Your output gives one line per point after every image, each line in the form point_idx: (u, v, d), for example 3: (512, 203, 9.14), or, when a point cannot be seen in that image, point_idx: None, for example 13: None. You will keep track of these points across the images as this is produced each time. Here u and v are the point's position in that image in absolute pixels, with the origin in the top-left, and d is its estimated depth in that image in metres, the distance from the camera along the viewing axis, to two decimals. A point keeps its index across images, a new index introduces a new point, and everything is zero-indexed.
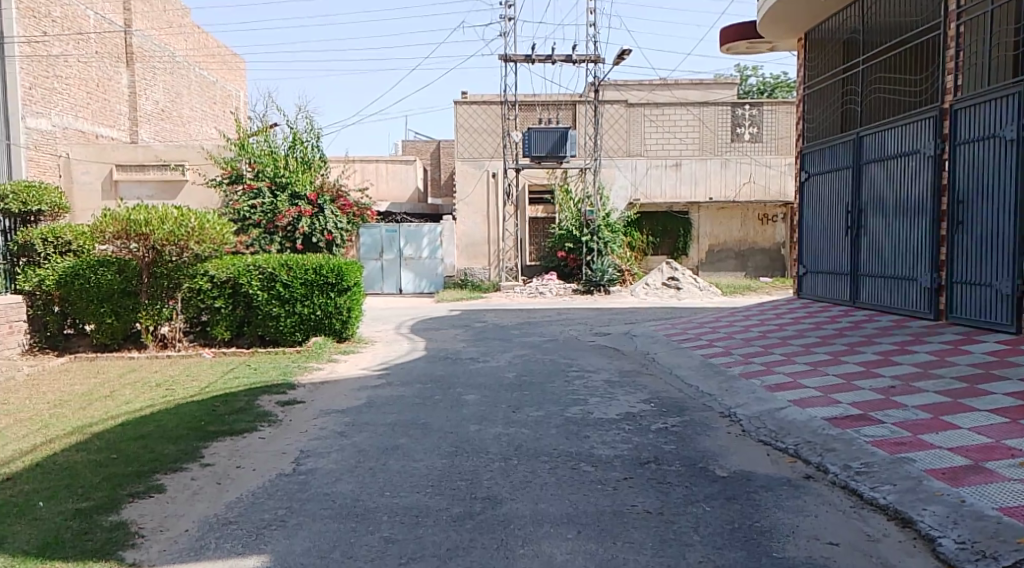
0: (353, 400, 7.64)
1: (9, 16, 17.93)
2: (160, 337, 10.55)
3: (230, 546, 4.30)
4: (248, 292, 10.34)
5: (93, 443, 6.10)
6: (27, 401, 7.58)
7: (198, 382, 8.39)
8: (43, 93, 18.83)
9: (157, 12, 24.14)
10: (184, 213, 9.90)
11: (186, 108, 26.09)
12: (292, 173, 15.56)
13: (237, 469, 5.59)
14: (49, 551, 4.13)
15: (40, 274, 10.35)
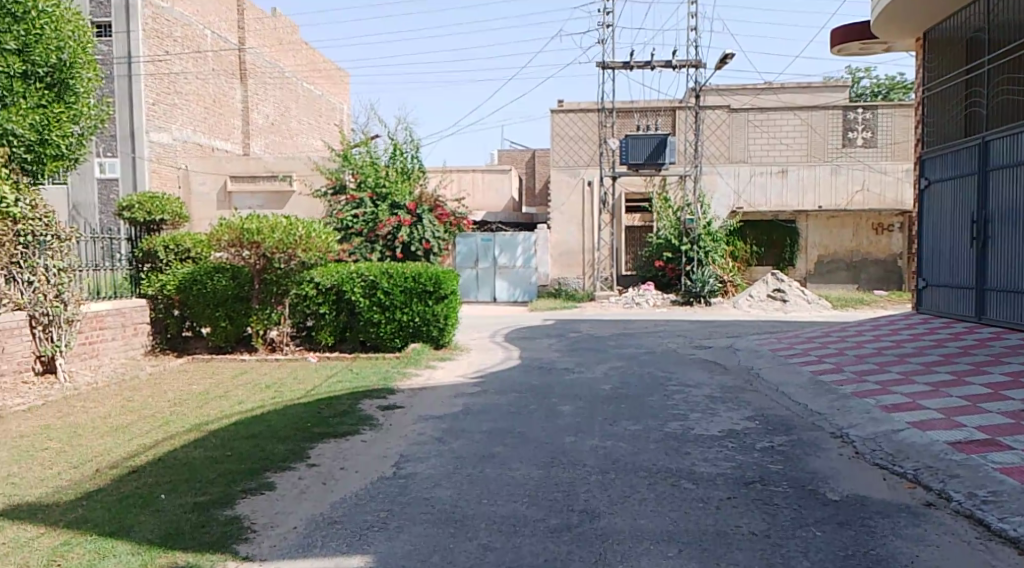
0: (450, 407, 7.72)
1: (136, 37, 19.19)
2: (269, 340, 11.01)
3: (334, 545, 4.40)
4: (351, 298, 10.65)
5: (209, 440, 6.41)
6: (151, 398, 8.09)
7: (305, 384, 8.70)
8: (165, 109, 20.13)
9: (269, 30, 25.43)
10: (292, 222, 10.30)
11: (295, 122, 27.32)
12: (393, 184, 15.85)
13: (340, 470, 5.74)
14: (169, 541, 4.34)
15: (161, 279, 11.04)
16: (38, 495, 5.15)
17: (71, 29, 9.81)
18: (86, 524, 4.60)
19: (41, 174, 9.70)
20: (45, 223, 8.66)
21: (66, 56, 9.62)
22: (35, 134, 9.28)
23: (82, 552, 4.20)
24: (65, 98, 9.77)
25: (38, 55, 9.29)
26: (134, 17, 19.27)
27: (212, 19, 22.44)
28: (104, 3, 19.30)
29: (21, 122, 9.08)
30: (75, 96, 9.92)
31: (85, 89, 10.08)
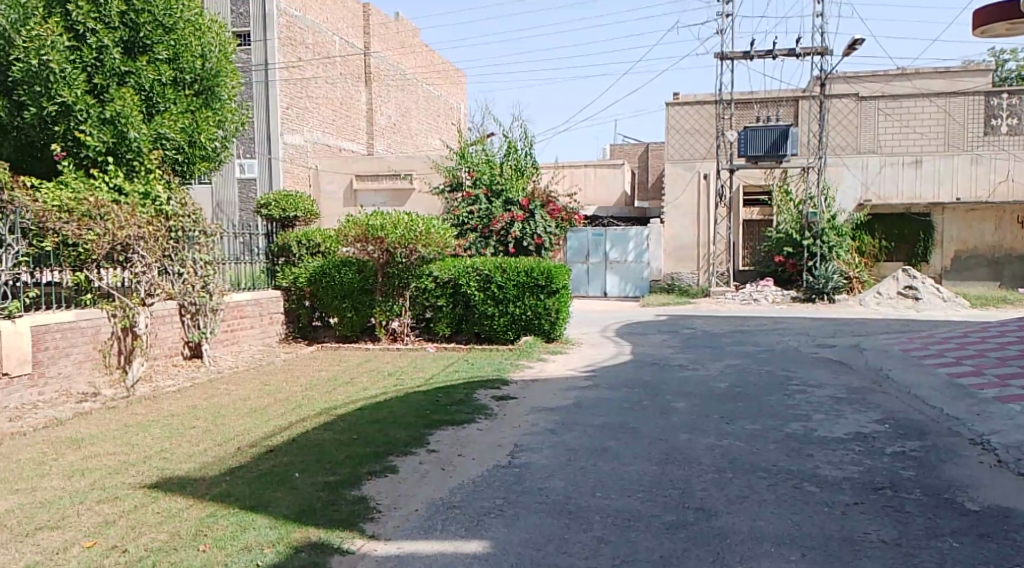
0: (563, 399, 7.82)
1: (272, 45, 20.40)
2: (391, 330, 11.50)
3: (454, 529, 4.60)
4: (466, 292, 10.96)
5: (337, 423, 6.82)
6: (286, 382, 8.67)
7: (423, 374, 9.04)
8: (297, 112, 21.28)
9: (392, 34, 26.40)
10: (413, 219, 10.72)
11: (415, 122, 28.23)
12: (507, 180, 16.06)
13: (458, 457, 5.95)
14: (305, 517, 4.67)
15: (295, 272, 11.81)
16: (190, 469, 5.65)
17: (215, 39, 10.63)
18: (231, 498, 5.02)
19: (190, 174, 10.51)
20: (193, 220, 9.38)
21: (211, 65, 10.39)
22: (185, 137, 9.95)
23: (229, 523, 4.59)
24: (211, 103, 10.54)
25: (186, 63, 10.02)
26: (270, 26, 20.49)
27: (339, 24, 23.55)
28: (244, 15, 20.66)
29: (172, 126, 9.74)
30: (220, 102, 10.71)
31: (228, 96, 10.89)
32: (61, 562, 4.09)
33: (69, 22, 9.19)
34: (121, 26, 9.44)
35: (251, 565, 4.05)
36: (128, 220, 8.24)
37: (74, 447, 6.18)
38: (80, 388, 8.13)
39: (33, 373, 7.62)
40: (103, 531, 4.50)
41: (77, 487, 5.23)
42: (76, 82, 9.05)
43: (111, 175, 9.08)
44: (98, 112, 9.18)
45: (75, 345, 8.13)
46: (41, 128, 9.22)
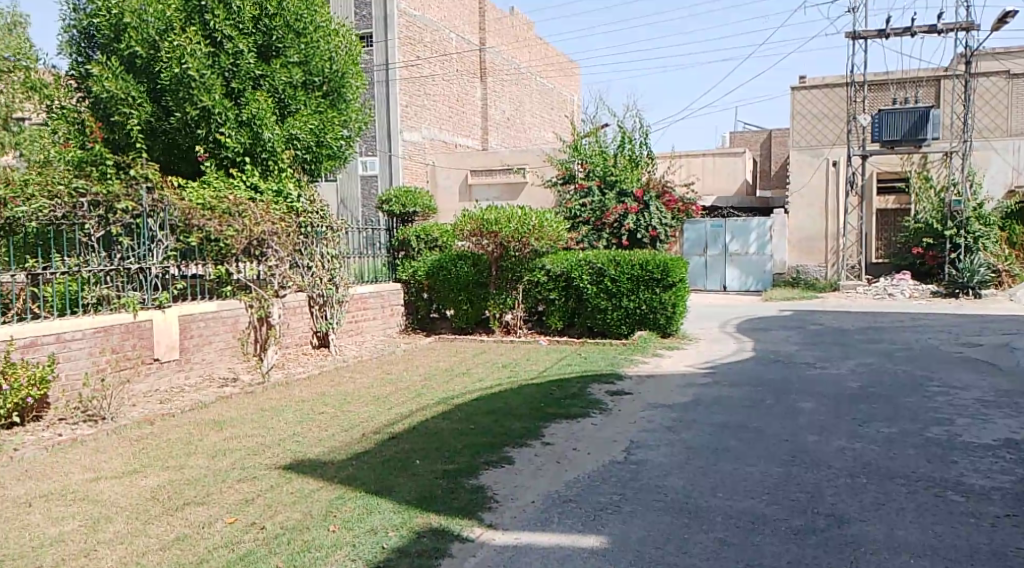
0: (681, 396, 7.65)
1: (393, 45, 21.08)
2: (504, 323, 11.59)
3: (571, 523, 4.59)
4: (579, 285, 10.91)
5: (455, 413, 6.97)
6: (406, 372, 8.97)
7: (537, 366, 9.09)
8: (415, 110, 21.89)
9: (507, 28, 26.62)
10: (526, 213, 10.83)
11: (528, 115, 28.41)
12: (621, 172, 15.67)
13: (574, 451, 5.93)
14: (426, 504, 4.80)
15: (414, 265, 12.18)
16: (319, 452, 5.95)
17: (342, 42, 11.15)
18: (357, 482, 5.24)
19: (318, 172, 11.09)
20: (321, 216, 9.92)
21: (337, 67, 10.93)
22: (314, 137, 10.49)
23: (356, 506, 4.79)
24: (336, 104, 11.10)
25: (316, 66, 10.58)
26: (391, 27, 21.17)
27: (456, 22, 24.02)
28: (367, 17, 21.47)
29: (303, 127, 10.25)
30: (345, 103, 11.26)
31: (353, 96, 11.40)
32: (207, 535, 4.40)
33: (208, 31, 9.77)
34: (256, 31, 10.00)
35: (377, 546, 4.21)
36: (264, 216, 8.79)
37: (216, 429, 6.64)
38: (221, 373, 8.71)
39: (181, 359, 8.24)
40: (243, 509, 4.81)
41: (219, 467, 5.61)
42: (214, 87, 9.56)
43: (248, 175, 9.69)
44: (235, 114, 9.74)
45: (216, 334, 8.72)
46: (185, 131, 9.85)
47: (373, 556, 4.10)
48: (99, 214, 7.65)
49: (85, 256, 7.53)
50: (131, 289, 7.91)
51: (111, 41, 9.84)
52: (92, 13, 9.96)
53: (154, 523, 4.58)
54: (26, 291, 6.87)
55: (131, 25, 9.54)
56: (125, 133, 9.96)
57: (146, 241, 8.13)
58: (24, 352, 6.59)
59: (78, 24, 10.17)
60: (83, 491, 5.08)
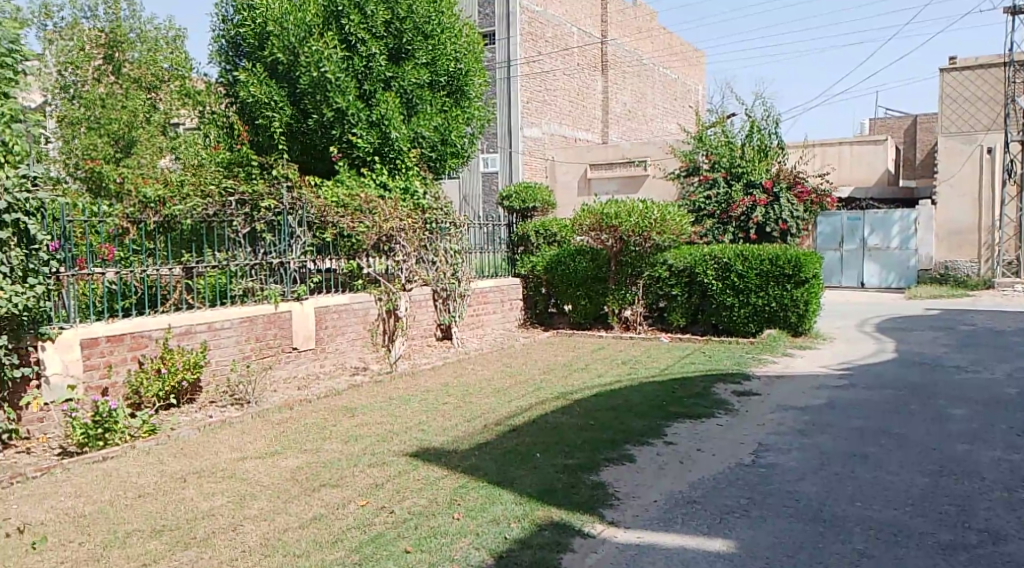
0: (813, 398, 7.28)
1: (515, 42, 21.29)
2: (624, 318, 11.50)
3: (695, 525, 4.48)
4: (704, 281, 10.60)
5: (575, 408, 6.97)
6: (526, 365, 9.07)
7: (659, 364, 8.93)
8: (536, 105, 22.03)
9: (630, 19, 26.23)
10: (648, 206, 10.64)
11: (651, 107, 27.90)
12: (749, 162, 14.66)
13: (697, 452, 5.78)
14: (547, 497, 4.83)
15: (532, 260, 12.28)
16: (443, 441, 6.12)
17: (466, 42, 11.40)
18: (480, 471, 5.34)
19: (443, 170, 11.40)
20: (444, 212, 10.20)
21: (462, 66, 11.17)
22: (439, 135, 10.82)
23: (479, 495, 4.89)
24: (460, 102, 11.39)
25: (441, 66, 10.87)
26: (513, 23, 21.37)
27: (577, 16, 23.95)
28: (490, 15, 21.82)
29: (427, 125, 10.63)
30: (468, 101, 11.51)
31: (476, 94, 11.61)
32: (341, 516, 4.63)
33: (344, 35, 10.26)
34: (387, 35, 10.44)
35: (500, 536, 4.28)
36: (392, 213, 9.16)
37: (348, 415, 6.97)
38: (353, 362, 9.13)
39: (316, 348, 8.72)
40: (373, 492, 5.02)
41: (351, 451, 5.89)
42: (348, 89, 10.02)
43: (377, 174, 10.08)
44: (366, 115, 10.15)
45: (349, 324, 9.15)
46: (321, 132, 10.33)
47: (496, 546, 4.17)
48: (246, 212, 8.19)
49: (233, 252, 8.03)
50: (273, 283, 8.39)
51: (256, 48, 10.46)
52: (239, 23, 10.65)
53: (293, 502, 4.87)
54: (181, 282, 7.44)
55: (273, 33, 10.05)
56: (268, 136, 10.57)
57: (285, 237, 8.55)
58: (180, 339, 7.18)
59: (226, 34, 10.92)
60: (231, 470, 5.48)
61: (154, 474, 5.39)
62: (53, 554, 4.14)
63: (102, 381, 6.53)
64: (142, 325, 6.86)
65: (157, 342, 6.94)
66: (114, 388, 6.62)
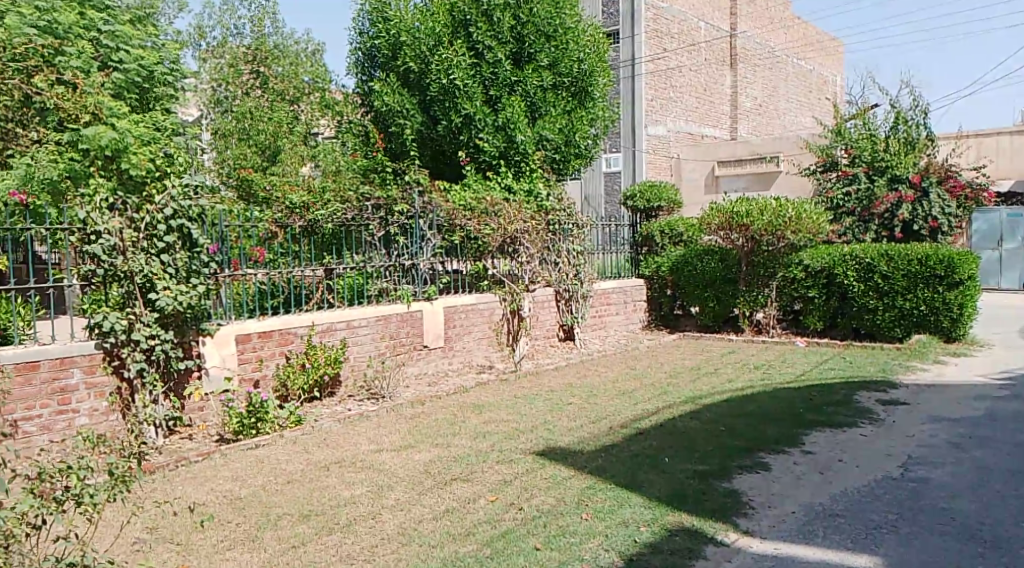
0: (969, 410, 6.72)
1: (639, 40, 21.02)
2: (755, 322, 11.10)
3: (838, 539, 4.26)
4: (843, 282, 10.04)
5: (705, 413, 6.79)
6: (652, 368, 8.93)
7: (794, 369, 8.55)
8: (661, 103, 21.65)
9: (761, 10, 25.23)
10: (782, 204, 10.22)
11: (783, 100, 26.69)
12: (893, 156, 13.56)
13: (839, 463, 5.48)
14: (678, 503, 4.74)
15: (657, 261, 12.07)
16: (570, 441, 6.13)
17: (590, 41, 11.38)
18: (608, 474, 5.32)
19: (567, 171, 11.43)
20: (568, 213, 10.25)
21: (586, 66, 11.16)
22: (563, 137, 10.87)
23: (607, 497, 4.88)
24: (584, 103, 11.36)
25: (565, 67, 10.91)
26: (637, 21, 21.10)
27: (704, 9, 23.34)
28: (614, 14, 21.69)
29: (552, 127, 10.70)
30: (593, 101, 11.47)
31: (600, 94, 11.56)
32: (472, 510, 4.75)
33: (471, 43, 10.55)
34: (511, 39, 10.61)
35: (629, 539, 4.24)
36: (516, 215, 9.46)
37: (476, 413, 7.13)
38: (478, 360, 9.33)
39: (445, 346, 8.98)
40: (503, 489, 5.11)
41: (479, 448, 6.03)
42: (475, 95, 10.29)
43: (502, 177, 10.21)
44: (493, 120, 10.37)
45: (476, 324, 9.34)
46: (450, 138, 10.63)
47: (626, 549, 4.14)
48: (381, 215, 8.55)
49: (369, 254, 8.42)
50: (405, 283, 8.71)
51: (389, 58, 10.87)
52: (374, 35, 11.09)
53: (427, 495, 5.04)
54: (322, 283, 7.89)
55: (406, 43, 10.51)
56: (400, 143, 10.95)
57: (417, 239, 8.85)
58: (322, 336, 7.61)
59: (363, 47, 11.40)
60: (369, 461, 5.74)
61: (300, 462, 5.74)
62: (214, 531, 4.50)
63: (254, 374, 7.03)
64: (289, 322, 7.33)
65: (302, 338, 7.40)
66: (264, 380, 7.11)
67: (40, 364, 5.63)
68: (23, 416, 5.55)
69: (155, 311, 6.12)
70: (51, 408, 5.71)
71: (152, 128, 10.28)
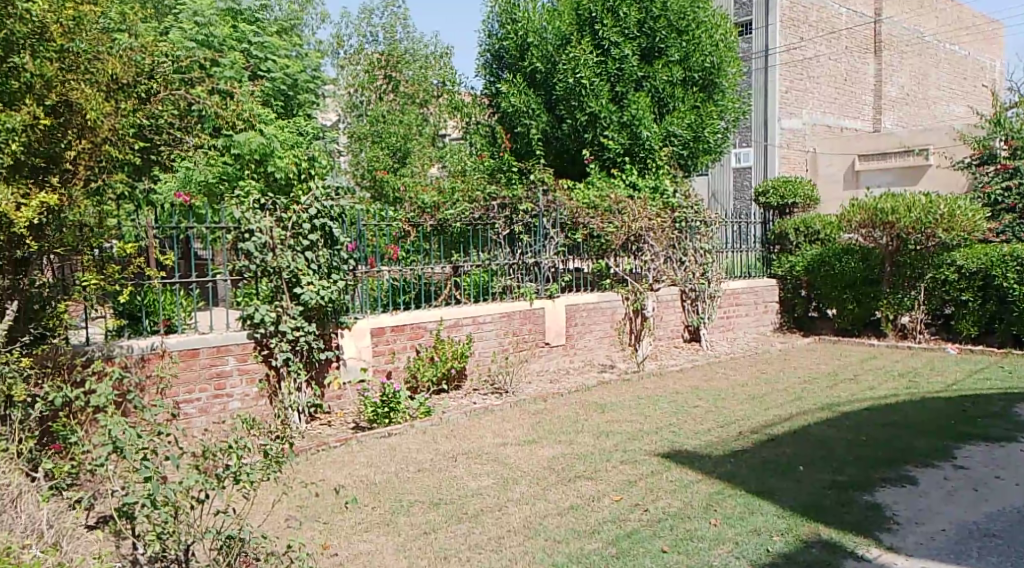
0: None
1: (774, 30, 20.17)
2: (900, 326, 10.44)
3: (997, 562, 3.94)
4: (1001, 285, 9.26)
5: (843, 421, 6.45)
6: (784, 372, 8.57)
7: (944, 378, 7.94)
8: (796, 95, 20.73)
9: None
10: (933, 200, 9.54)
11: (932, 89, 24.81)
12: None
13: (996, 480, 5.06)
14: (814, 513, 4.54)
15: (791, 260, 11.54)
16: (697, 445, 6.00)
17: (721, 33, 11.05)
18: (737, 480, 5.17)
19: (695, 167, 11.16)
20: (695, 210, 10.03)
21: (717, 59, 10.83)
22: (691, 132, 10.61)
23: (737, 504, 4.74)
24: (713, 96, 11.03)
25: (696, 62, 10.63)
26: (772, 10, 20.27)
27: None
28: (747, 4, 20.92)
29: (680, 123, 10.48)
30: (722, 94, 11.10)
31: (730, 86, 11.17)
32: (597, 509, 4.75)
33: (597, 40, 10.51)
34: (640, 35, 10.49)
35: (762, 549, 4.11)
36: (640, 213, 9.31)
37: (599, 411, 7.11)
38: (600, 359, 9.31)
39: (566, 344, 9.03)
40: (628, 489, 5.08)
41: (603, 447, 6.01)
42: (601, 93, 10.26)
43: (627, 174, 10.09)
44: (619, 117, 10.29)
45: (598, 323, 9.33)
46: (575, 136, 10.65)
47: (758, 558, 4.01)
48: (506, 214, 8.69)
49: (494, 252, 8.57)
50: (529, 281, 8.80)
51: (517, 59, 11.01)
52: (503, 36, 11.23)
53: (552, 490, 5.09)
54: (450, 279, 8.17)
55: (534, 44, 10.70)
56: (526, 143, 11.06)
57: (540, 238, 8.92)
58: (450, 331, 7.84)
59: (491, 48, 11.57)
60: (495, 454, 5.87)
61: (430, 452, 5.96)
62: (353, 514, 4.75)
63: (387, 366, 7.36)
64: (420, 317, 7.61)
65: (431, 333, 7.66)
66: (396, 371, 7.44)
67: (199, 352, 6.14)
68: (185, 399, 6.07)
69: (301, 304, 6.55)
70: (209, 392, 6.21)
71: (296, 133, 10.94)
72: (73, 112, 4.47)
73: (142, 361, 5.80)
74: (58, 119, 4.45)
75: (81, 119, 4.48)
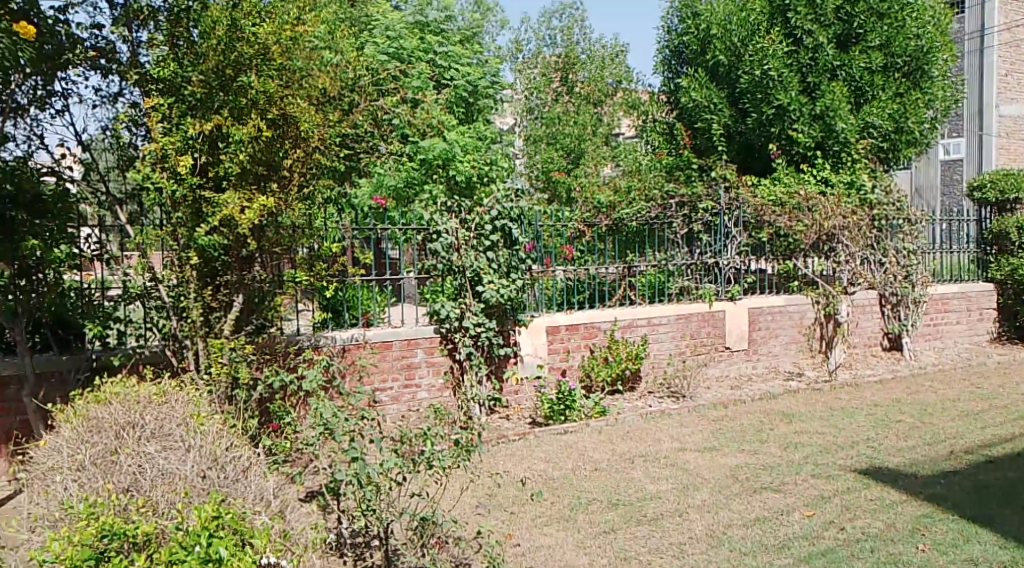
0: None
1: (991, 6, 17.99)
2: None
3: None
4: None
5: None
6: (1003, 388, 7.66)
7: None
8: (1017, 78, 18.47)
9: None
10: None
11: None
12: None
13: None
14: None
15: (1013, 263, 10.25)
16: (900, 462, 5.52)
17: (931, 15, 10.11)
18: (947, 503, 4.69)
19: (895, 160, 10.30)
20: (897, 207, 9.24)
21: (924, 42, 9.92)
22: (893, 123, 9.80)
23: (949, 529, 4.30)
24: (920, 83, 10.11)
25: (898, 47, 9.81)
26: None
27: None
28: None
29: (881, 112, 9.71)
30: (931, 81, 10.14)
31: (940, 72, 10.19)
32: (787, 523, 4.51)
33: (789, 29, 9.99)
34: (836, 21, 9.82)
35: None
36: (833, 210, 8.70)
37: (786, 421, 6.75)
38: (786, 367, 8.84)
39: (749, 349, 8.65)
40: (820, 505, 4.78)
41: (792, 458, 5.70)
42: (791, 84, 9.66)
43: (818, 169, 9.51)
44: (810, 108, 9.69)
45: (784, 328, 8.86)
46: (759, 131, 10.18)
47: None
48: (684, 213, 8.43)
49: (671, 252, 8.35)
50: (708, 282, 8.53)
51: (698, 54, 10.76)
52: (684, 32, 11.02)
53: (736, 500, 4.90)
54: (625, 280, 8.08)
55: (716, 36, 10.30)
56: (707, 138, 10.75)
57: (721, 237, 8.63)
58: (625, 331, 7.79)
59: (670, 45, 11.39)
60: (674, 459, 5.75)
61: (607, 452, 5.95)
62: (533, 507, 4.84)
63: (562, 363, 7.45)
64: (595, 317, 7.63)
65: (605, 333, 7.65)
66: (570, 370, 7.52)
67: (392, 344, 6.56)
68: (379, 387, 6.51)
69: (482, 302, 6.80)
70: (400, 381, 6.62)
71: (477, 137, 11.38)
72: (289, 123, 4.92)
73: (343, 351, 6.29)
74: (277, 131, 4.89)
75: (296, 130, 4.94)
